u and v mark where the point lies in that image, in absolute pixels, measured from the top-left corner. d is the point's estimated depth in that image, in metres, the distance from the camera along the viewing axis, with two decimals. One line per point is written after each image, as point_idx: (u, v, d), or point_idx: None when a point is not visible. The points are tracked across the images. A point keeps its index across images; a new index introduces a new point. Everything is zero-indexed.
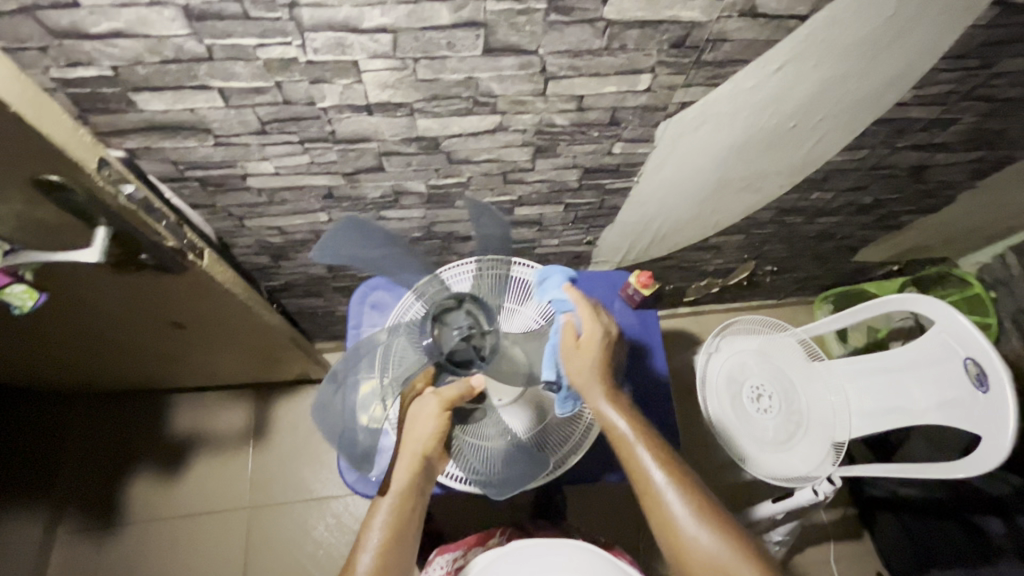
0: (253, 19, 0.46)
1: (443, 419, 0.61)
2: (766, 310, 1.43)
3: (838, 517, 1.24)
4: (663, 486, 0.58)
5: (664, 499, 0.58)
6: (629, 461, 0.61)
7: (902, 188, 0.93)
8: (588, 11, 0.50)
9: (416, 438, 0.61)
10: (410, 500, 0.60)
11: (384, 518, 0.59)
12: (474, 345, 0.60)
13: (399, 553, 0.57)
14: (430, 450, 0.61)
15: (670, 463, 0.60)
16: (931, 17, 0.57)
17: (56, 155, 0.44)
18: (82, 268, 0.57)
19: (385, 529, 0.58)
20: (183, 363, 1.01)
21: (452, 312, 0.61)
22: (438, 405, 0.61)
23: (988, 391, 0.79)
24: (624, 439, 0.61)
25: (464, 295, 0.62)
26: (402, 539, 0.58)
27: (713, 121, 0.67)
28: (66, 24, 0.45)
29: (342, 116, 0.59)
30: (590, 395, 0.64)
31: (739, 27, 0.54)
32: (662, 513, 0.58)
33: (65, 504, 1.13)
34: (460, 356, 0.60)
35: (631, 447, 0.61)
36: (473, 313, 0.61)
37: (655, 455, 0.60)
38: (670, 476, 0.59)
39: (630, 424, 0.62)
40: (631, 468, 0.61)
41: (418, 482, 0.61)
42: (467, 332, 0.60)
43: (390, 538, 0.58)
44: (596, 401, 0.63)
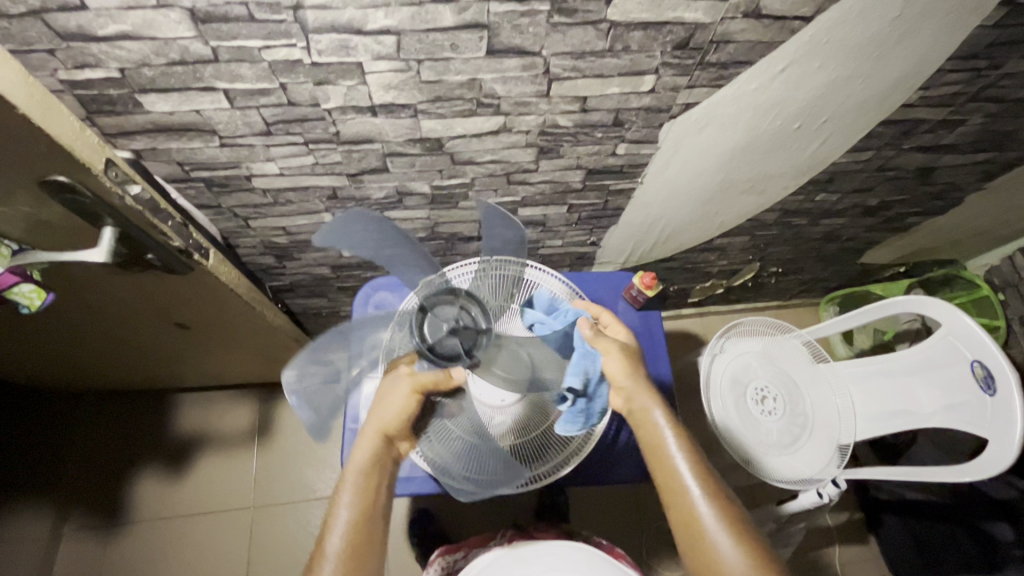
0: (258, 21, 0.47)
1: (412, 402, 0.60)
2: (771, 311, 1.42)
3: (843, 521, 1.23)
4: (697, 495, 0.57)
5: (695, 508, 0.57)
6: (663, 466, 0.60)
7: (909, 189, 0.93)
8: (591, 13, 0.50)
9: (385, 415, 0.61)
10: (375, 475, 0.60)
11: (350, 494, 0.58)
12: (465, 338, 0.59)
13: (367, 530, 0.57)
14: (396, 426, 0.61)
15: (705, 473, 0.59)
16: (937, 18, 0.57)
17: (63, 156, 0.44)
18: (89, 268, 0.58)
19: (353, 505, 0.57)
20: (189, 363, 1.02)
21: (444, 305, 0.60)
22: (410, 387, 0.60)
23: (995, 394, 0.78)
24: (668, 444, 0.61)
25: (458, 290, 0.62)
26: (372, 513, 0.58)
27: (717, 122, 0.67)
28: (74, 27, 0.45)
29: (346, 117, 0.59)
30: (633, 395, 0.65)
31: (743, 29, 0.54)
32: (691, 520, 0.57)
33: (72, 502, 1.14)
34: (448, 350, 0.59)
35: (667, 453, 0.60)
36: (464, 306, 0.61)
37: (693, 464, 0.60)
38: (705, 486, 0.58)
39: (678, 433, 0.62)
40: (664, 473, 0.60)
41: (381, 460, 0.60)
42: (457, 325, 0.59)
43: (358, 515, 0.57)
44: (642, 398, 0.64)
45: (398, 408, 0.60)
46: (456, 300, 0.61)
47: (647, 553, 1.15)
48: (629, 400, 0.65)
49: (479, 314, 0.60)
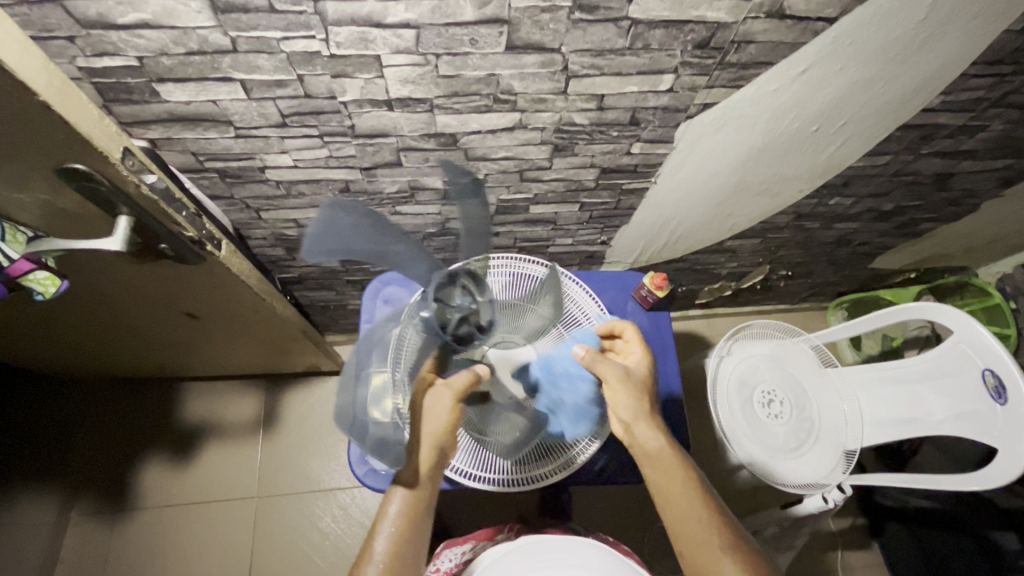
0: (278, 12, 0.47)
1: (456, 409, 0.61)
2: (779, 314, 1.42)
3: (847, 526, 1.23)
4: (719, 547, 0.55)
5: (719, 563, 0.54)
6: (680, 514, 0.58)
7: (925, 195, 0.92)
8: (613, 10, 0.50)
9: (429, 432, 0.60)
10: (425, 488, 0.59)
11: (399, 507, 0.58)
12: (473, 324, 0.60)
13: (413, 543, 0.56)
14: (442, 441, 0.60)
15: (723, 523, 0.57)
16: (962, 21, 0.56)
17: (81, 145, 0.44)
18: (102, 256, 0.58)
19: (400, 519, 0.57)
20: (198, 352, 1.02)
21: (449, 289, 0.59)
22: (453, 396, 0.60)
23: (1007, 403, 0.77)
24: (655, 457, 0.61)
25: (459, 269, 0.59)
26: (419, 526, 0.57)
27: (735, 123, 0.67)
28: (94, 14, 0.45)
29: (362, 111, 0.59)
30: (639, 434, 0.62)
31: (765, 29, 0.54)
32: (713, 575, 0.54)
33: (78, 488, 1.15)
34: (460, 334, 0.60)
35: (684, 498, 0.58)
36: (470, 290, 0.59)
37: (710, 513, 0.57)
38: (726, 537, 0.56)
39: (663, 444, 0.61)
40: (683, 521, 0.57)
41: (434, 471, 0.60)
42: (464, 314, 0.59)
43: (405, 528, 0.56)
44: (647, 440, 0.62)
45: (445, 419, 0.60)
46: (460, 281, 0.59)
47: (649, 553, 1.14)
48: (636, 438, 0.62)
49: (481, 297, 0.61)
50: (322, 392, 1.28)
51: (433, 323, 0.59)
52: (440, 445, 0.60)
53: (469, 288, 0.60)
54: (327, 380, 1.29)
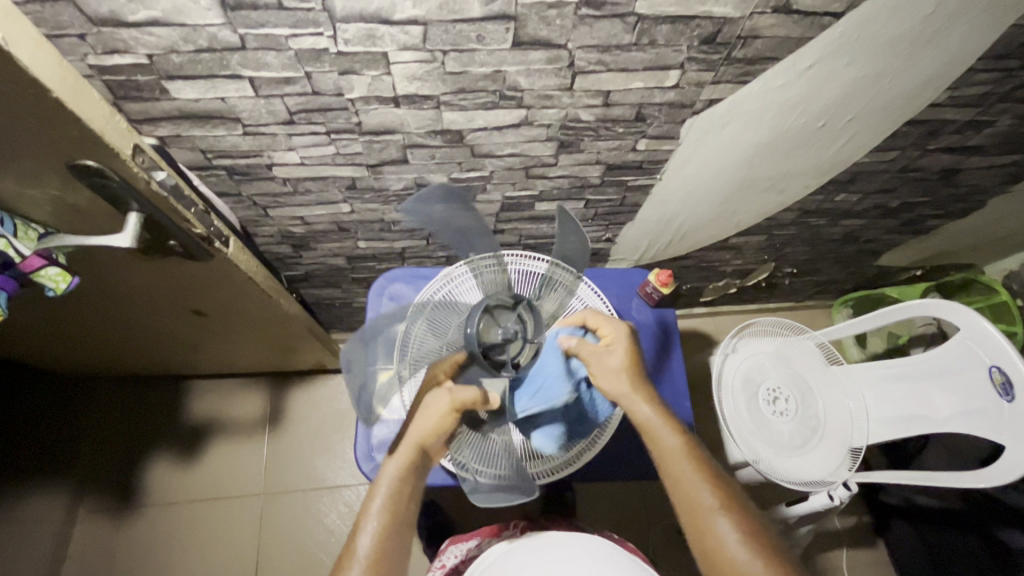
0: (287, 9, 0.47)
1: (451, 417, 0.61)
2: (785, 312, 1.41)
3: (853, 524, 1.22)
4: (714, 509, 0.57)
5: (714, 525, 0.56)
6: (675, 477, 0.59)
7: (931, 191, 0.91)
8: (620, 6, 0.50)
9: (420, 431, 0.61)
10: (408, 486, 0.60)
11: (381, 504, 0.58)
12: (513, 351, 0.60)
13: (395, 541, 0.57)
14: (429, 442, 0.61)
15: (720, 485, 0.59)
16: (969, 16, 0.56)
17: (93, 141, 0.45)
18: (111, 252, 0.58)
19: (382, 517, 0.58)
20: (206, 349, 1.02)
21: (505, 311, 0.62)
22: (450, 403, 0.60)
23: (1013, 400, 0.77)
24: (649, 428, 0.62)
25: (521, 299, 0.62)
26: (401, 524, 0.58)
27: (740, 118, 0.67)
28: (106, 12, 0.46)
29: (369, 107, 0.59)
30: (633, 406, 0.63)
31: (772, 24, 0.54)
32: (711, 535, 0.56)
33: (87, 485, 1.16)
34: (496, 357, 0.60)
35: (680, 463, 0.60)
36: (524, 321, 0.62)
37: (706, 476, 0.59)
38: (720, 499, 0.57)
39: (656, 414, 0.62)
40: (679, 486, 0.59)
41: (418, 469, 0.60)
42: (511, 337, 0.60)
43: (387, 523, 0.57)
44: (641, 411, 0.62)
45: (436, 422, 0.60)
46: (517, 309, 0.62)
47: (654, 551, 1.14)
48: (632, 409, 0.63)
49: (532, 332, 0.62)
50: (327, 389, 1.29)
51: (475, 335, 0.59)
52: (426, 446, 0.61)
53: (520, 316, 0.62)
54: (333, 378, 1.29)
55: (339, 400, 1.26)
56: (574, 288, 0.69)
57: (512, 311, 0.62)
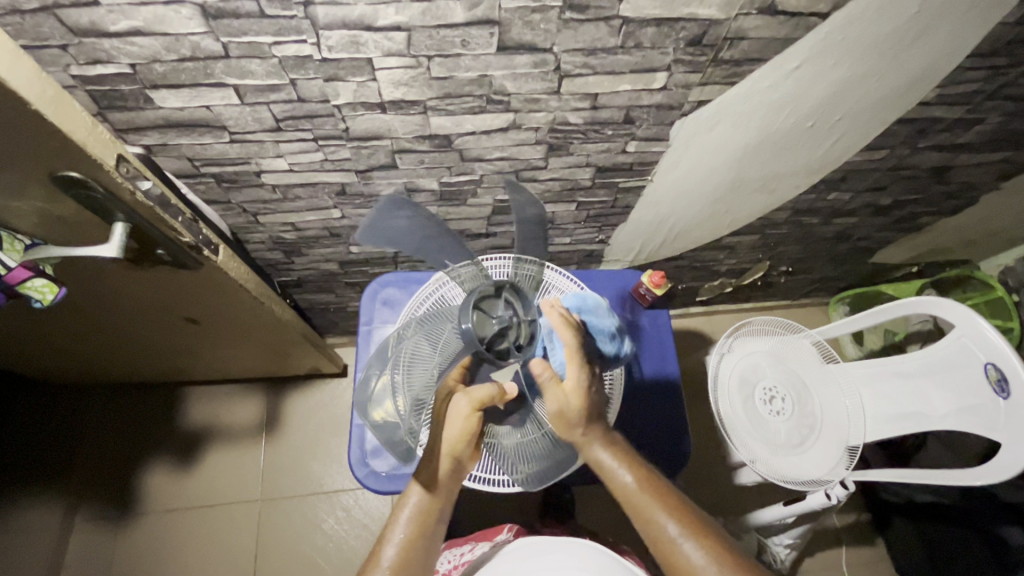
0: (268, 17, 0.47)
1: (475, 419, 0.59)
2: (781, 310, 1.41)
3: (851, 522, 1.22)
4: (677, 537, 0.56)
5: (682, 552, 0.55)
6: (638, 513, 0.58)
7: (923, 188, 0.91)
8: (603, 9, 0.50)
9: (448, 438, 0.59)
10: (439, 494, 0.59)
11: (410, 514, 0.58)
12: (515, 337, 0.58)
13: (423, 551, 0.57)
14: (459, 451, 0.59)
15: (681, 511, 0.58)
16: (956, 14, 0.56)
17: (76, 152, 0.45)
18: (99, 262, 0.58)
19: (410, 528, 0.57)
20: (199, 356, 1.02)
21: (491, 300, 0.60)
22: (469, 405, 0.59)
23: (1009, 397, 0.77)
24: (607, 471, 0.60)
25: (504, 283, 0.61)
26: (428, 533, 0.58)
27: (730, 119, 0.66)
28: (86, 23, 0.46)
29: (356, 114, 0.59)
30: (589, 452, 0.61)
31: (758, 25, 0.53)
32: (681, 563, 0.55)
33: (83, 493, 1.16)
34: (500, 347, 0.58)
35: (637, 499, 0.59)
36: (513, 303, 0.60)
37: (666, 504, 0.58)
38: (683, 525, 0.57)
39: (613, 455, 0.60)
40: (642, 519, 0.58)
41: (449, 479, 0.59)
42: (507, 322, 0.58)
43: (416, 534, 0.57)
44: (593, 453, 0.60)
45: (462, 428, 0.59)
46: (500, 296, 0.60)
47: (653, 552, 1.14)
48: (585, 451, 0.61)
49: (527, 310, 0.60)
50: (324, 394, 1.29)
51: (472, 330, 0.57)
52: (456, 454, 0.59)
53: (509, 302, 0.60)
54: (329, 382, 1.29)
55: (335, 404, 1.26)
56: (542, 273, 0.66)
57: (498, 300, 0.60)
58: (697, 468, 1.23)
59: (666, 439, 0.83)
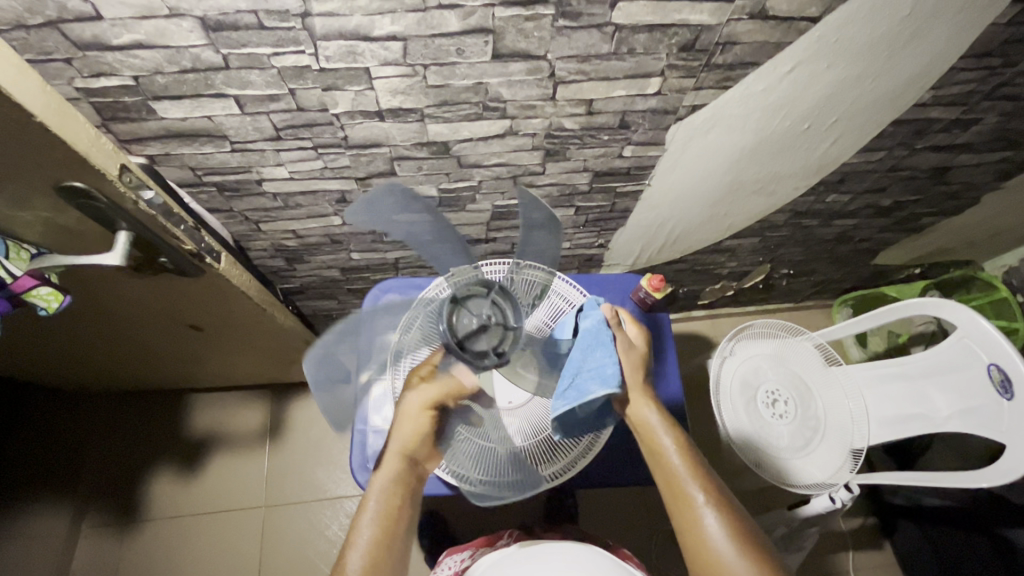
0: (267, 28, 0.48)
1: (427, 417, 0.61)
2: (784, 313, 1.41)
3: (858, 526, 1.21)
4: (703, 505, 0.57)
5: (703, 522, 0.56)
6: (668, 472, 0.60)
7: (923, 189, 0.91)
8: (596, 16, 0.50)
9: (402, 440, 0.61)
10: (398, 494, 0.59)
11: (372, 519, 0.58)
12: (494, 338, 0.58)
13: (390, 553, 0.57)
14: (413, 449, 0.61)
15: (722, 503, 0.57)
16: (948, 17, 0.57)
17: (80, 163, 0.46)
18: (103, 271, 0.59)
19: (374, 531, 0.57)
20: (204, 363, 1.03)
21: (477, 298, 0.60)
22: (420, 402, 0.61)
23: (1012, 397, 0.77)
24: (648, 428, 0.63)
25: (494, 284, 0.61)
26: (393, 533, 0.58)
27: (725, 123, 0.67)
28: (90, 36, 0.47)
29: (354, 122, 0.60)
30: (635, 406, 0.64)
31: (750, 30, 0.54)
32: (699, 532, 0.56)
33: (89, 501, 1.16)
34: (479, 347, 0.58)
35: (676, 469, 0.60)
36: (495, 303, 0.60)
37: (698, 474, 0.59)
38: (711, 498, 0.57)
39: (657, 415, 0.63)
40: (671, 481, 0.60)
41: (408, 480, 0.60)
42: (486, 322, 0.58)
43: (381, 536, 0.57)
44: (637, 409, 0.64)
45: (413, 426, 0.61)
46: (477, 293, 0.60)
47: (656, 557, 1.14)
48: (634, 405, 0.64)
49: (510, 314, 0.60)
50: None
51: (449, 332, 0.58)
52: (408, 453, 0.61)
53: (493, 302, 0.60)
54: None
55: None
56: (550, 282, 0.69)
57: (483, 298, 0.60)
58: None
59: None
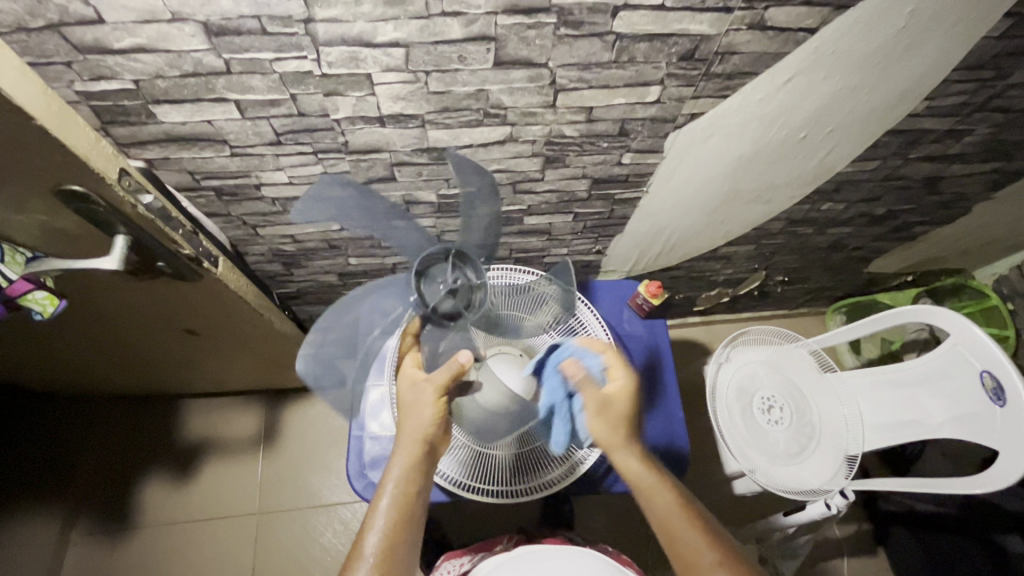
0: (269, 34, 0.48)
1: (441, 404, 0.60)
2: (778, 320, 1.42)
3: (852, 533, 1.22)
4: (714, 565, 0.54)
5: None
6: (669, 532, 0.57)
7: (916, 199, 0.92)
8: (598, 25, 0.51)
9: (416, 424, 0.59)
10: (417, 479, 0.57)
11: (389, 501, 0.55)
12: (460, 298, 0.61)
13: (406, 538, 0.54)
14: (432, 434, 0.59)
15: (744, 572, 0.54)
16: (942, 29, 0.58)
17: (80, 167, 0.45)
18: (100, 274, 0.59)
19: (391, 513, 0.55)
20: (198, 368, 1.02)
21: (438, 266, 0.62)
22: (434, 389, 0.59)
23: (1005, 404, 0.77)
24: (641, 483, 0.60)
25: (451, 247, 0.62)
26: (411, 521, 0.55)
27: (723, 132, 0.68)
28: (91, 40, 0.47)
29: (355, 127, 0.60)
30: (623, 460, 0.61)
31: (748, 40, 0.55)
32: None
33: (79, 508, 1.15)
34: (446, 309, 0.61)
35: (679, 525, 0.57)
36: (459, 266, 0.61)
37: (703, 529, 0.57)
38: (719, 553, 0.55)
39: (647, 468, 0.61)
40: (674, 540, 0.57)
41: (423, 464, 0.58)
42: (452, 287, 0.61)
43: (398, 519, 0.54)
44: (626, 460, 0.61)
45: (429, 412, 0.59)
46: (428, 265, 0.61)
47: (652, 564, 1.13)
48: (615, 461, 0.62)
49: (471, 275, 0.62)
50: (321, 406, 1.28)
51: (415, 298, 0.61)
52: (425, 437, 0.59)
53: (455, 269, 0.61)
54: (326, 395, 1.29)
55: (332, 416, 1.26)
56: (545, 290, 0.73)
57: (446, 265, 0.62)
58: (697, 477, 1.23)
59: (661, 447, 0.83)
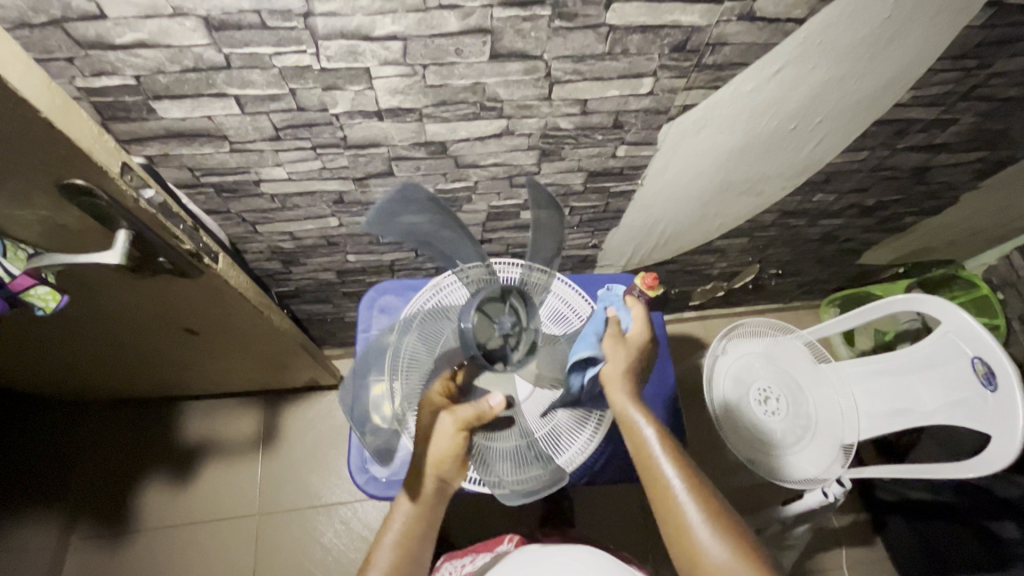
0: (269, 28, 0.49)
1: (461, 440, 0.57)
2: (773, 313, 1.43)
3: (850, 522, 1.23)
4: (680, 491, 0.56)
5: (681, 507, 0.55)
6: (643, 460, 0.59)
7: (905, 189, 0.94)
8: (591, 17, 0.52)
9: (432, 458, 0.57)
10: (425, 514, 0.59)
11: (394, 538, 0.58)
12: (514, 345, 0.56)
13: (406, 570, 0.57)
14: (446, 470, 0.58)
15: (709, 501, 0.55)
16: (926, 19, 0.59)
17: (82, 159, 0.46)
18: (102, 270, 0.59)
19: (395, 549, 0.57)
20: (198, 369, 1.02)
21: (497, 305, 0.57)
22: (455, 425, 0.57)
23: (997, 389, 0.79)
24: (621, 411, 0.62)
25: (512, 288, 0.58)
26: (414, 552, 0.58)
27: (715, 124, 0.69)
28: (93, 35, 0.47)
29: (353, 122, 0.61)
30: (611, 391, 0.63)
31: (738, 31, 0.56)
32: (681, 521, 0.55)
33: (77, 513, 1.14)
34: (495, 354, 0.56)
35: (651, 451, 0.59)
36: (518, 311, 0.57)
37: (676, 459, 0.58)
38: (688, 481, 0.56)
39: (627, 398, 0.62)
40: (647, 468, 0.58)
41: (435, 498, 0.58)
42: (510, 332, 0.56)
43: (403, 550, 0.57)
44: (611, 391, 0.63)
45: (448, 448, 0.57)
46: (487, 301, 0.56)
47: (654, 557, 1.14)
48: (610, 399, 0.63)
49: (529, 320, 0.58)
50: (320, 407, 1.29)
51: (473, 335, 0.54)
52: (440, 473, 0.58)
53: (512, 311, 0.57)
54: (325, 395, 1.29)
55: (332, 416, 1.26)
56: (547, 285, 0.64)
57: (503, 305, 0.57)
58: None
59: None
